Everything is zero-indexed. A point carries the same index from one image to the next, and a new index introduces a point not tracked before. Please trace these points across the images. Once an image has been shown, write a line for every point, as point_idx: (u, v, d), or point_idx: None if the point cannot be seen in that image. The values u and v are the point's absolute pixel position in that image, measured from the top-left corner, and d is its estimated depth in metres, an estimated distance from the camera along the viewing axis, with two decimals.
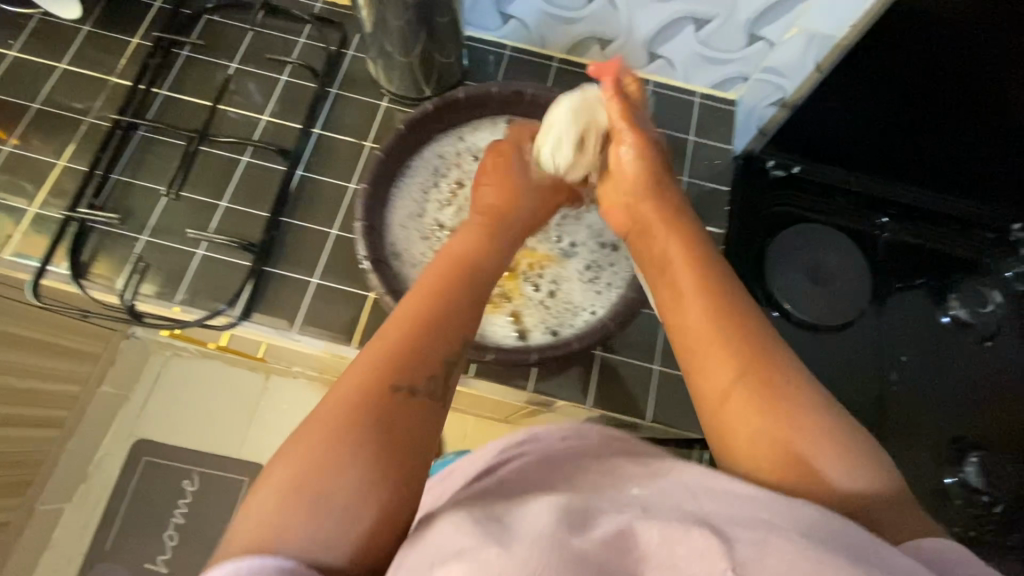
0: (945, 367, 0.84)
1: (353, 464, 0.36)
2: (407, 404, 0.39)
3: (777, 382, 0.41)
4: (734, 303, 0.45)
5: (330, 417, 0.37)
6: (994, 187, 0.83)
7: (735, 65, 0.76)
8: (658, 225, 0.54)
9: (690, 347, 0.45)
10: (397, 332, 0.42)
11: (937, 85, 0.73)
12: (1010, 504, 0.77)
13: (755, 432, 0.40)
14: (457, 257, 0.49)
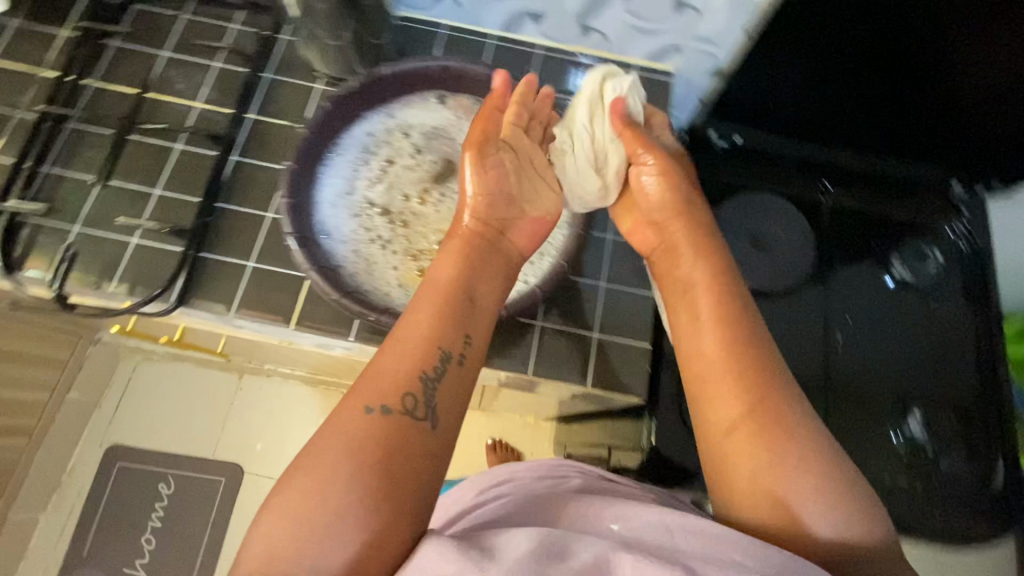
0: (890, 325, 0.85)
1: (372, 469, 0.43)
2: (408, 425, 0.45)
3: (776, 420, 0.50)
4: (748, 341, 0.54)
5: (355, 429, 0.44)
6: (926, 144, 0.86)
7: (667, 36, 0.78)
8: (683, 251, 0.62)
9: (703, 371, 0.54)
10: (401, 361, 0.48)
11: (870, 58, 0.75)
12: (951, 454, 0.79)
13: (751, 459, 0.49)
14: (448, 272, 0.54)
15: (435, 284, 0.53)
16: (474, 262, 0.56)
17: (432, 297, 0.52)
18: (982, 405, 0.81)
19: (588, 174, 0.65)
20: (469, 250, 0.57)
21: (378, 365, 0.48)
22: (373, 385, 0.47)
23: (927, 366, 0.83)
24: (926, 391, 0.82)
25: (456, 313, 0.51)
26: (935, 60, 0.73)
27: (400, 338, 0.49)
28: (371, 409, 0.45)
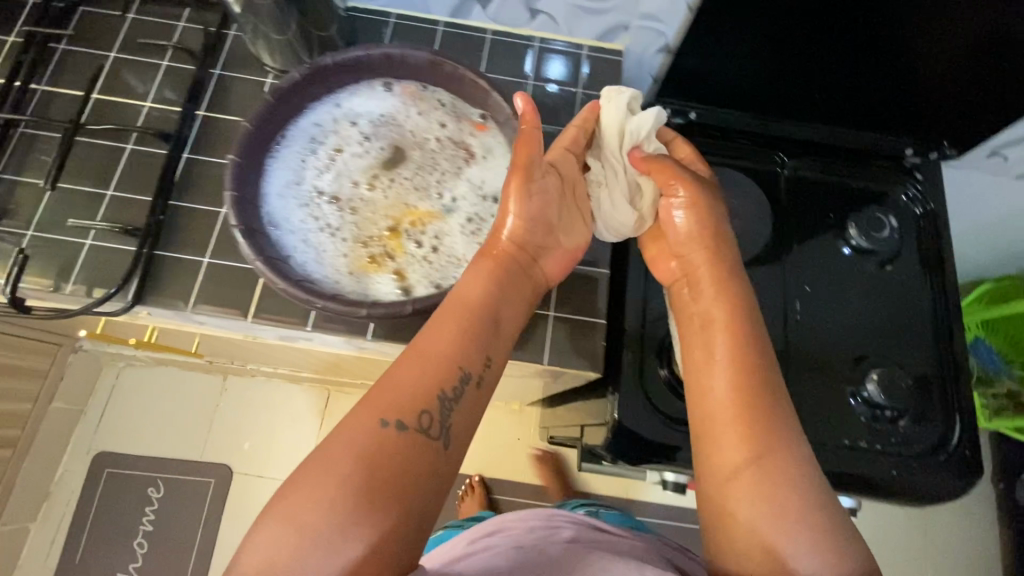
0: (849, 292, 0.86)
1: (379, 503, 0.45)
2: (422, 443, 0.48)
3: (778, 466, 0.54)
4: (759, 387, 0.58)
5: (362, 450, 0.47)
6: (880, 113, 0.87)
7: (614, 15, 0.78)
8: (703, 293, 0.65)
9: (717, 410, 0.58)
10: (424, 381, 0.51)
11: (824, 35, 0.75)
12: (912, 416, 0.80)
13: (749, 503, 0.54)
14: (479, 306, 0.56)
15: (459, 316, 0.55)
16: (504, 299, 0.58)
17: (463, 337, 0.54)
18: (939, 365, 0.83)
19: (624, 209, 0.68)
20: (499, 285, 0.58)
21: (389, 378, 0.51)
22: (389, 406, 0.49)
23: (886, 331, 0.85)
24: (884, 353, 0.83)
25: (476, 340, 0.54)
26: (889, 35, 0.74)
27: (426, 366, 0.52)
28: (383, 423, 0.48)
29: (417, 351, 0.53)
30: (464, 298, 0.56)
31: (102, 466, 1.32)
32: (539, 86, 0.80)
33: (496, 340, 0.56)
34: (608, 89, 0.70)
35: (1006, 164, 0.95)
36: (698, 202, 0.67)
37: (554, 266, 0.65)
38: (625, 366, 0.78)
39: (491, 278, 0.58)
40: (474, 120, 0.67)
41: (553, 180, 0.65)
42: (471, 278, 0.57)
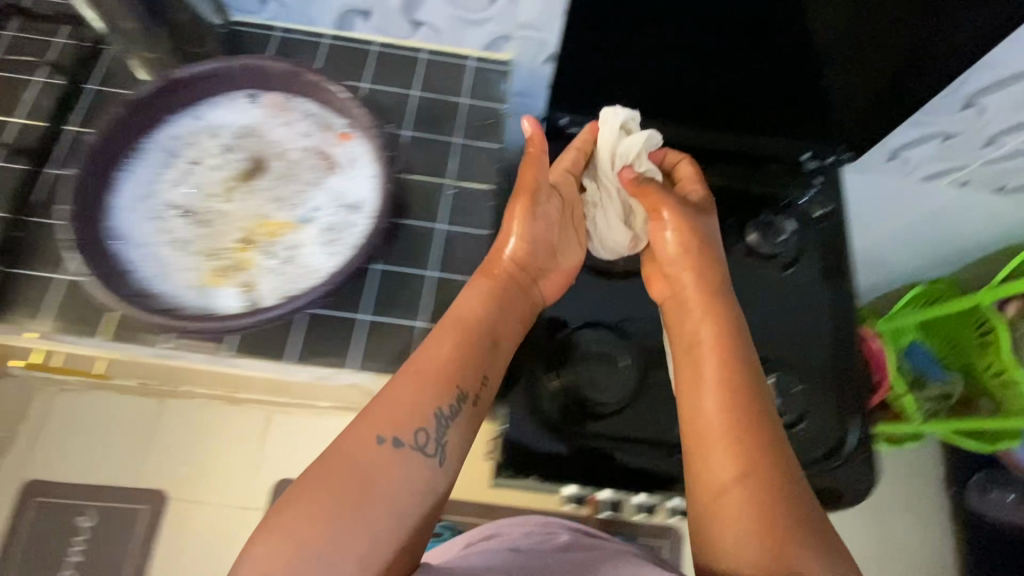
0: (747, 296, 0.86)
1: (381, 512, 0.49)
2: (409, 452, 0.53)
3: (768, 476, 0.55)
4: (747, 399, 0.59)
5: (364, 463, 0.51)
6: (776, 121, 0.86)
7: (494, 25, 0.77)
8: (693, 310, 0.67)
9: (703, 422, 0.59)
10: (424, 390, 0.56)
11: (706, 33, 0.73)
12: (808, 421, 0.79)
13: (737, 513, 0.53)
14: (482, 327, 0.62)
15: (453, 339, 0.59)
16: (500, 320, 0.64)
17: (463, 358, 0.59)
18: (838, 368, 0.82)
19: (618, 228, 0.76)
20: (498, 306, 0.64)
21: (393, 393, 0.55)
22: (392, 420, 0.53)
23: (787, 335, 0.84)
24: (783, 357, 0.83)
25: (473, 352, 0.60)
26: (771, 30, 0.72)
27: (424, 386, 0.56)
28: (382, 438, 0.52)
29: (422, 369, 0.57)
30: (465, 320, 0.61)
31: (6, 496, 0.90)
32: (424, 96, 0.79)
33: (494, 350, 0.63)
34: (608, 109, 0.77)
35: (908, 166, 0.96)
36: (684, 224, 0.70)
37: (549, 289, 0.73)
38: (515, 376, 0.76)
39: (493, 299, 0.65)
40: (338, 130, 0.66)
41: (555, 207, 0.74)
42: (471, 298, 0.64)
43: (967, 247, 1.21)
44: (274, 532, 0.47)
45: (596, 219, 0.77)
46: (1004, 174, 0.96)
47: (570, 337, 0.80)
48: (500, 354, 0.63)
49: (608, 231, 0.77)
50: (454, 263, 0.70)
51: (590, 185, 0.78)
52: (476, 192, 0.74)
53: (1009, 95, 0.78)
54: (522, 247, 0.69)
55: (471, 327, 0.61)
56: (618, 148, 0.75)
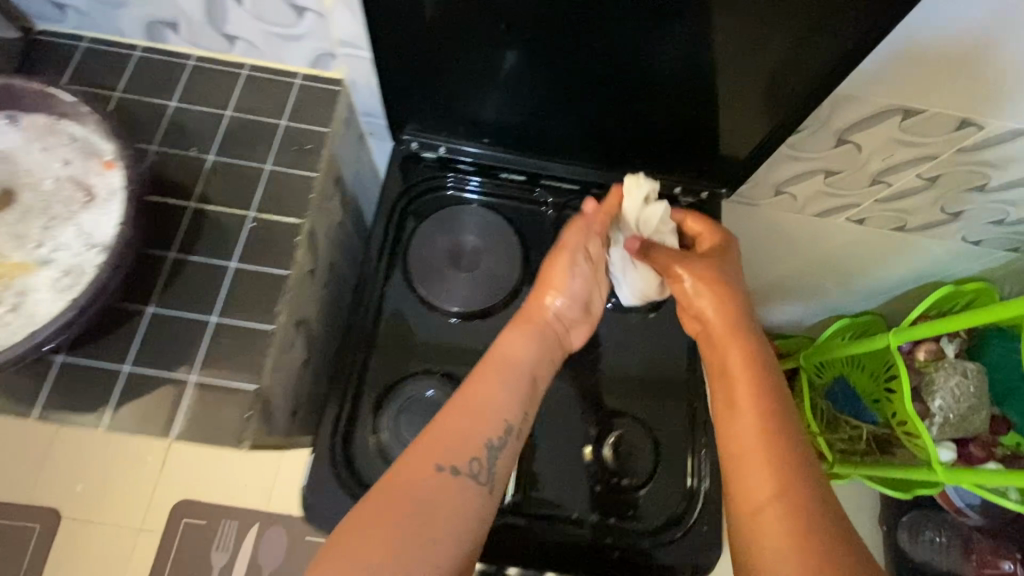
0: (604, 341, 0.79)
1: (429, 544, 0.50)
2: (448, 480, 0.55)
3: (806, 511, 0.51)
4: (790, 433, 0.57)
5: (415, 492, 0.53)
6: (638, 152, 0.81)
7: (310, 42, 0.69)
8: (721, 340, 0.65)
9: (743, 442, 0.56)
10: (462, 423, 0.58)
11: (537, 59, 0.67)
12: (651, 484, 0.72)
13: (777, 543, 0.50)
14: (521, 364, 0.64)
15: (491, 375, 0.62)
16: (534, 358, 0.66)
17: (505, 392, 0.61)
18: (692, 426, 0.75)
19: (647, 284, 0.76)
20: (536, 344, 0.67)
21: (439, 428, 0.58)
22: (448, 448, 0.56)
23: (641, 387, 0.77)
24: (635, 411, 0.76)
25: (507, 386, 0.62)
26: (600, 64, 0.67)
27: (487, 411, 0.60)
28: (438, 468, 0.55)
29: (471, 406, 0.60)
30: (502, 357, 0.64)
31: None
32: (237, 117, 0.71)
33: (520, 384, 0.63)
34: (633, 176, 0.76)
35: (796, 203, 0.90)
36: (710, 272, 0.68)
37: (582, 335, 0.73)
38: (327, 430, 0.70)
39: (532, 337, 0.67)
40: (99, 159, 0.59)
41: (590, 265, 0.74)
42: (516, 338, 0.67)
43: (886, 280, 1.12)
44: (337, 549, 0.49)
45: (621, 278, 0.76)
46: (900, 215, 0.90)
47: (399, 384, 0.74)
48: (526, 388, 0.63)
49: (634, 289, 0.76)
50: (239, 308, 0.63)
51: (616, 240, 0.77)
52: (278, 227, 0.67)
53: (880, 134, 0.73)
54: (559, 287, 0.71)
55: (505, 364, 0.64)
56: (645, 209, 0.75)
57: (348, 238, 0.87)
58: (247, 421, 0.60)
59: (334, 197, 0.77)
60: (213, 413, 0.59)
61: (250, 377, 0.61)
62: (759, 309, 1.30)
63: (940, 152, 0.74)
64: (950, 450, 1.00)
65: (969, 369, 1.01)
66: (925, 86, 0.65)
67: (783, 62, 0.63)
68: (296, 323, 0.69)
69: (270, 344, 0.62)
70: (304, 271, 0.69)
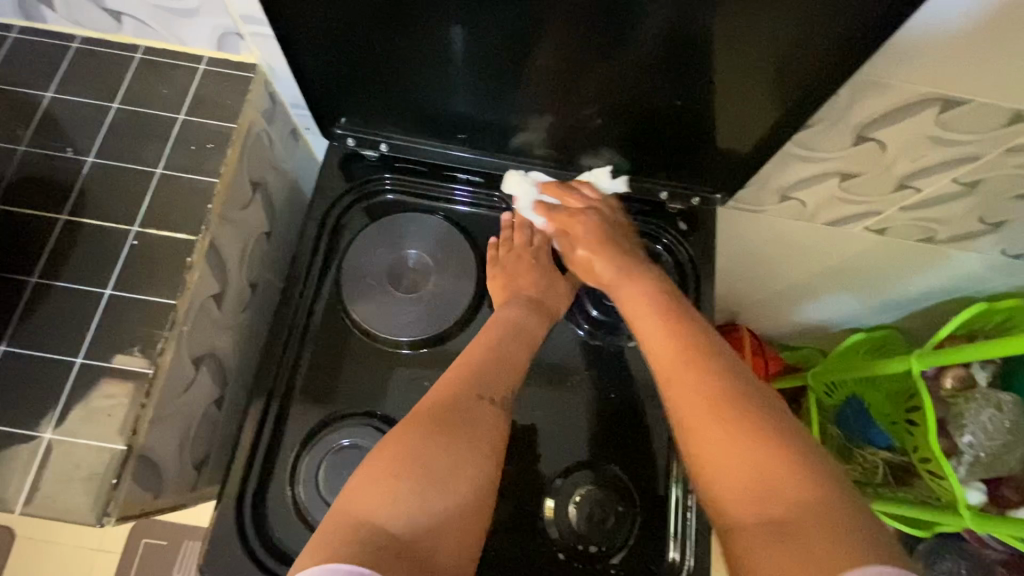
0: (572, 375, 0.66)
1: (477, 461, 0.50)
2: (486, 408, 0.54)
3: (749, 413, 0.47)
4: (698, 337, 0.53)
5: (454, 411, 0.52)
6: (613, 151, 0.68)
7: (210, 18, 0.58)
8: (614, 279, 0.62)
9: (660, 359, 0.52)
10: (484, 361, 0.57)
11: (488, 39, 0.55)
12: (625, 552, 0.61)
13: (722, 451, 0.46)
14: (531, 323, 0.63)
15: (510, 324, 0.62)
16: (540, 323, 0.64)
17: (525, 341, 0.61)
18: (675, 480, 0.63)
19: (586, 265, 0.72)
20: (538, 312, 0.64)
21: (467, 361, 0.57)
22: (483, 382, 0.55)
23: (615, 431, 0.65)
24: (606, 461, 0.64)
25: (526, 340, 0.61)
26: (560, 47, 0.54)
27: (510, 359, 0.59)
28: (477, 398, 0.54)
29: (499, 352, 0.59)
30: (509, 319, 0.62)
31: None
32: (126, 111, 0.60)
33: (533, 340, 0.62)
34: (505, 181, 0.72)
35: (805, 210, 0.77)
36: (586, 228, 0.66)
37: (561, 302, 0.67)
38: (233, 486, 0.59)
39: (536, 309, 0.65)
40: None
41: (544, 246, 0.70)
42: (517, 309, 0.63)
43: (906, 294, 0.98)
44: (373, 462, 0.49)
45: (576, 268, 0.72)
46: (928, 224, 0.77)
47: (324, 430, 0.62)
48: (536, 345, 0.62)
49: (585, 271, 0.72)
50: (111, 347, 0.51)
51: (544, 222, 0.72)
52: (166, 244, 0.55)
53: (911, 130, 0.59)
54: (538, 277, 0.67)
55: (522, 325, 0.62)
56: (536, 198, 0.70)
57: (276, 251, 0.75)
58: (113, 488, 0.48)
59: (251, 205, 0.65)
60: (74, 476, 0.48)
61: (119, 432, 0.49)
62: (762, 323, 1.16)
63: (984, 152, 0.62)
64: (979, 491, 0.87)
65: (1006, 401, 0.86)
66: (972, 70, 0.52)
67: (789, 41, 0.50)
68: (194, 360, 0.58)
69: (146, 391, 0.51)
70: (203, 296, 0.58)
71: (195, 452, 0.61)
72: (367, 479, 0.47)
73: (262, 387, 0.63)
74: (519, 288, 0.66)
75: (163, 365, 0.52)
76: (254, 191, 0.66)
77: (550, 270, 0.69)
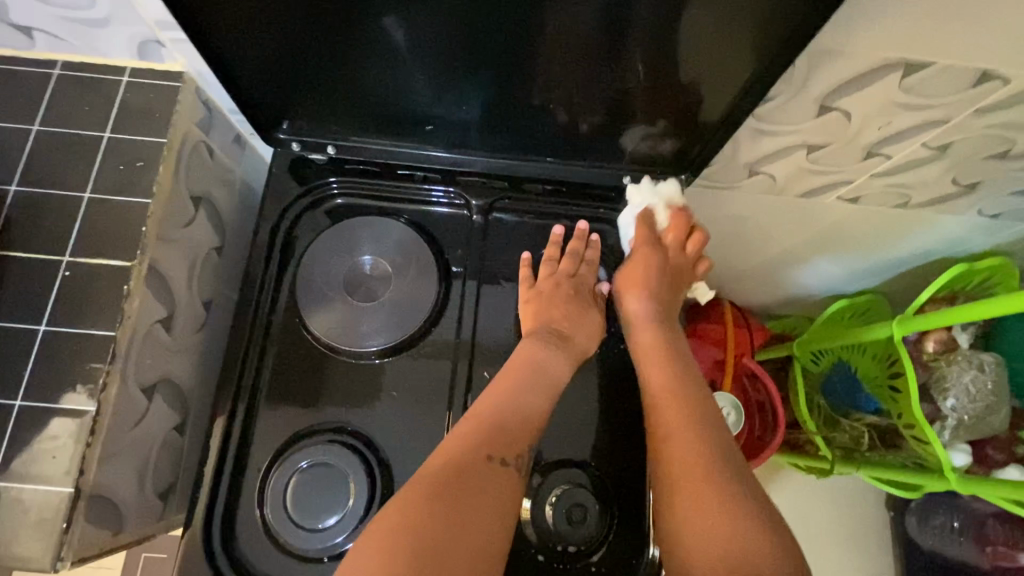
0: None
1: (484, 532, 0.48)
2: (496, 470, 0.52)
3: (732, 495, 0.51)
4: (705, 411, 0.57)
5: (465, 477, 0.50)
6: (572, 135, 0.65)
7: (125, 27, 0.54)
8: (643, 335, 0.64)
9: (669, 421, 0.56)
10: (493, 417, 0.55)
11: (419, 26, 0.51)
12: (605, 548, 0.60)
13: (700, 505, 0.50)
14: (556, 369, 0.60)
15: (529, 371, 0.59)
16: (565, 361, 0.62)
17: (545, 388, 0.59)
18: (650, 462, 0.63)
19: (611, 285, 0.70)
20: (564, 355, 0.62)
21: (481, 417, 0.55)
22: (497, 441, 0.53)
23: (589, 425, 0.64)
24: (585, 460, 0.63)
25: (543, 385, 0.59)
26: (498, 29, 0.51)
27: (529, 414, 0.56)
28: (488, 459, 0.52)
29: (517, 408, 0.56)
30: (531, 364, 0.60)
31: None
32: (47, 132, 0.56)
33: (551, 384, 0.59)
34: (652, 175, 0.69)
35: (776, 183, 0.74)
36: (641, 264, 0.67)
37: (586, 334, 0.65)
38: (199, 511, 0.57)
39: (562, 348, 0.62)
40: None
41: (570, 275, 0.67)
42: (532, 344, 0.62)
43: (887, 259, 0.96)
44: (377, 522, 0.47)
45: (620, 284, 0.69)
46: (903, 189, 0.75)
47: (288, 447, 0.61)
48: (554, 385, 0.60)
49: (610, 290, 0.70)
50: (51, 386, 0.49)
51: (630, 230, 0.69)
52: (101, 273, 0.52)
53: (876, 96, 0.57)
54: (570, 311, 0.65)
55: (540, 366, 0.60)
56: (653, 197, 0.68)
57: (232, 264, 0.72)
58: (64, 532, 0.47)
59: (195, 222, 0.62)
60: (20, 526, 0.46)
61: (66, 473, 0.48)
62: (745, 295, 1.14)
63: (953, 115, 0.59)
64: (964, 454, 0.86)
65: (987, 362, 0.87)
66: (934, 32, 0.49)
67: (737, 11, 0.47)
68: (145, 390, 0.56)
69: (89, 430, 0.49)
70: (147, 324, 0.55)
71: (159, 481, 0.60)
72: (368, 544, 0.45)
73: (223, 410, 0.60)
74: (550, 321, 0.64)
75: (108, 401, 0.50)
76: (197, 206, 0.63)
77: (585, 305, 0.66)
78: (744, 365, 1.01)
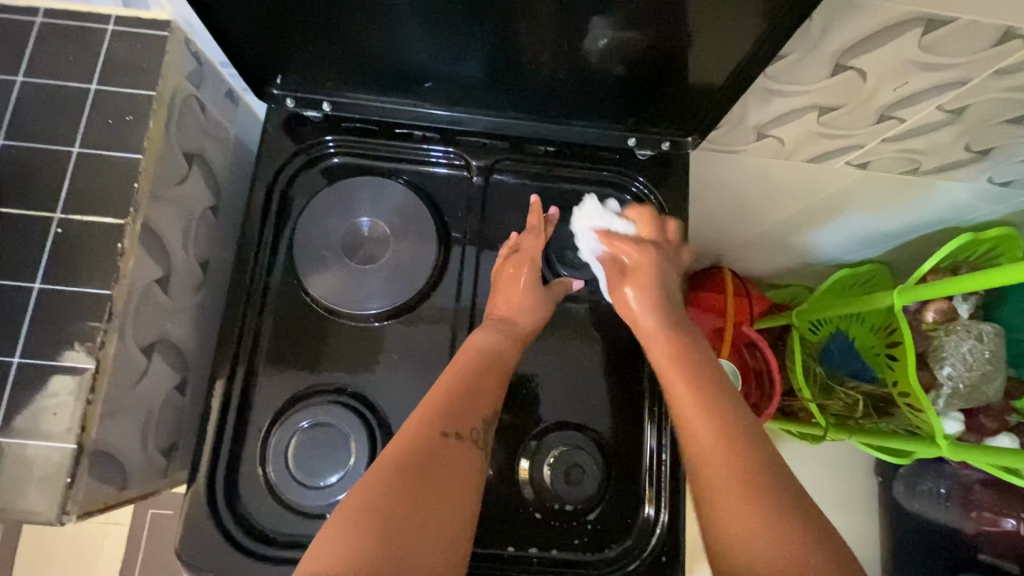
0: (545, 336, 0.65)
1: (442, 514, 0.46)
2: (452, 444, 0.50)
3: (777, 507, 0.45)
4: (725, 393, 0.53)
5: (418, 452, 0.49)
6: (577, 93, 0.63)
7: None
8: (652, 333, 0.59)
9: (701, 442, 0.50)
10: (443, 394, 0.54)
11: None
12: (601, 505, 0.61)
13: (731, 500, 0.46)
14: (503, 350, 0.59)
15: (480, 357, 0.57)
16: (512, 345, 0.60)
17: (497, 372, 0.57)
18: (649, 425, 0.64)
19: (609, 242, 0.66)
20: (512, 337, 0.60)
21: (433, 398, 0.53)
22: (449, 417, 0.52)
23: (588, 390, 0.64)
24: (584, 423, 0.63)
25: (494, 371, 0.57)
26: None
27: (479, 391, 0.55)
28: (443, 436, 0.50)
29: (465, 385, 0.55)
30: (483, 350, 0.58)
31: None
32: (32, 83, 0.54)
33: (505, 369, 0.58)
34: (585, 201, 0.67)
35: (784, 147, 0.73)
36: (640, 272, 0.61)
37: (527, 320, 0.62)
38: (201, 470, 0.58)
39: (506, 332, 0.60)
40: None
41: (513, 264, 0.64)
42: (476, 334, 0.60)
43: (892, 228, 0.95)
44: (345, 507, 0.45)
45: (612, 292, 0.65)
46: (911, 155, 0.73)
47: (287, 409, 0.61)
48: (509, 369, 0.59)
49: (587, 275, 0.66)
50: (50, 344, 0.49)
51: (593, 228, 0.66)
52: (94, 230, 0.51)
53: (893, 55, 0.55)
54: (515, 296, 0.62)
55: (489, 354, 0.58)
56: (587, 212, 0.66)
57: (227, 225, 0.71)
58: (69, 487, 0.47)
59: (189, 180, 0.61)
60: (23, 482, 0.47)
61: (68, 430, 0.48)
62: (747, 264, 1.13)
63: (971, 77, 0.57)
64: (956, 422, 0.88)
65: (986, 331, 0.86)
66: None
67: None
68: (143, 349, 0.56)
69: (90, 387, 0.49)
70: (143, 283, 0.54)
71: (162, 439, 0.60)
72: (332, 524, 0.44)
73: (222, 371, 0.60)
74: (492, 310, 0.62)
75: (106, 359, 0.50)
76: (191, 164, 0.61)
77: (533, 286, 0.63)
78: (743, 333, 1.02)
